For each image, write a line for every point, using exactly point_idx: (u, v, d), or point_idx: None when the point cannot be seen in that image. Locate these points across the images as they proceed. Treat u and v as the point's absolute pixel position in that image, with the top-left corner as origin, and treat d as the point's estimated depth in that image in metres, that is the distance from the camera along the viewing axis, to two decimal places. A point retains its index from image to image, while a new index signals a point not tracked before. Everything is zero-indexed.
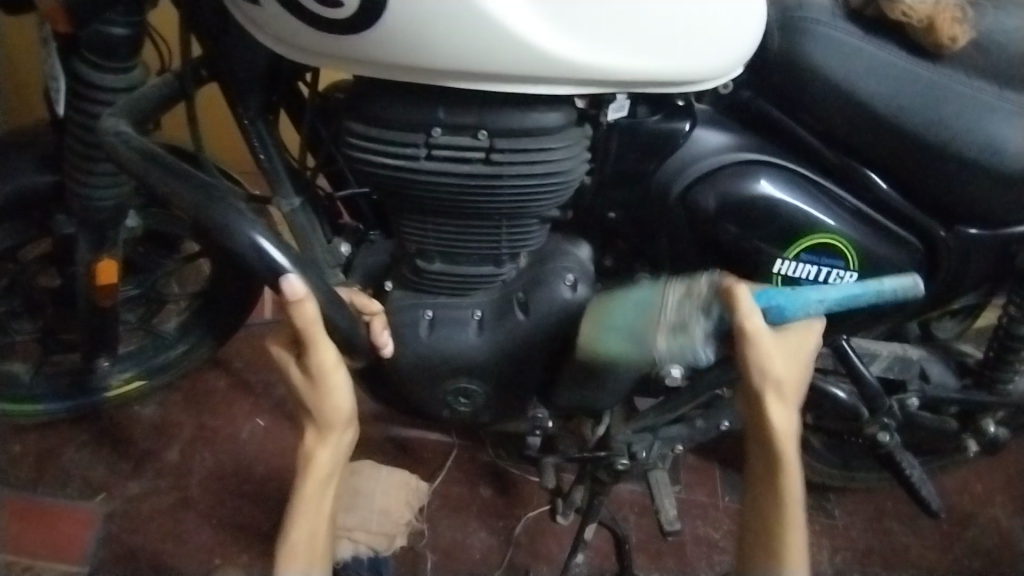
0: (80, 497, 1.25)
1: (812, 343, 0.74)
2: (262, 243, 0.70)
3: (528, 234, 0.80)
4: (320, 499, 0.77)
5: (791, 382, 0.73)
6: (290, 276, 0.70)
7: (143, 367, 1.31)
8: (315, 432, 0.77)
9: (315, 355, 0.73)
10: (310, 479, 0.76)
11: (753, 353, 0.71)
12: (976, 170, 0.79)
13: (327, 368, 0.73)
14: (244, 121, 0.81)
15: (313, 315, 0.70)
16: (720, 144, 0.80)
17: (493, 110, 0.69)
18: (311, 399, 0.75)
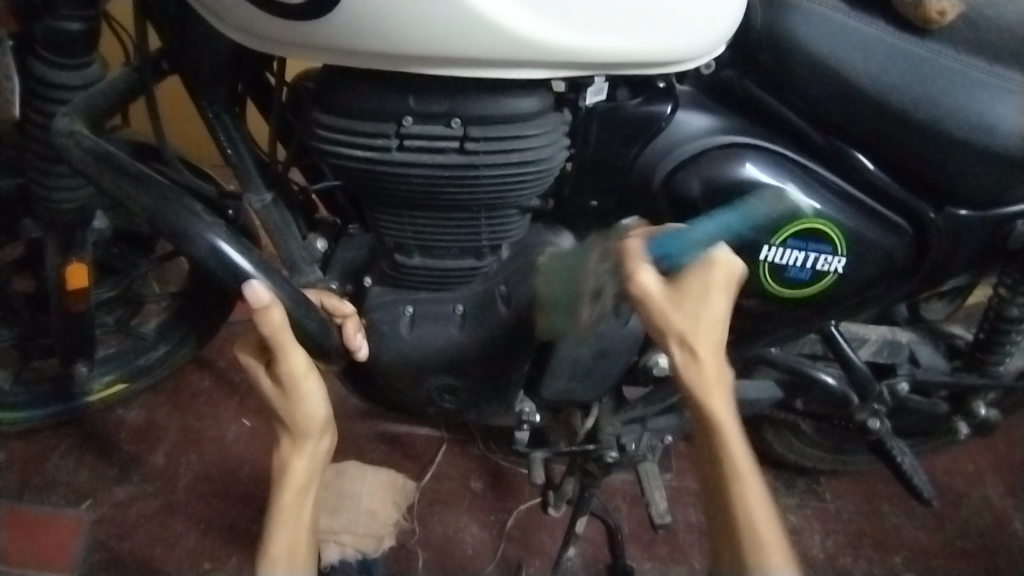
0: (63, 504, 1.22)
1: (717, 275, 0.68)
2: (222, 247, 0.68)
3: (508, 225, 0.77)
4: (298, 511, 0.73)
5: (699, 329, 0.67)
6: (252, 282, 0.67)
7: (123, 370, 1.27)
8: (290, 441, 0.74)
9: (286, 361, 0.70)
10: (287, 489, 0.73)
11: (648, 309, 0.68)
12: (965, 148, 0.78)
13: (298, 375, 0.71)
14: (208, 115, 0.78)
15: (280, 321, 0.68)
16: (703, 127, 0.78)
17: (467, 97, 0.66)
18: (283, 406, 0.73)
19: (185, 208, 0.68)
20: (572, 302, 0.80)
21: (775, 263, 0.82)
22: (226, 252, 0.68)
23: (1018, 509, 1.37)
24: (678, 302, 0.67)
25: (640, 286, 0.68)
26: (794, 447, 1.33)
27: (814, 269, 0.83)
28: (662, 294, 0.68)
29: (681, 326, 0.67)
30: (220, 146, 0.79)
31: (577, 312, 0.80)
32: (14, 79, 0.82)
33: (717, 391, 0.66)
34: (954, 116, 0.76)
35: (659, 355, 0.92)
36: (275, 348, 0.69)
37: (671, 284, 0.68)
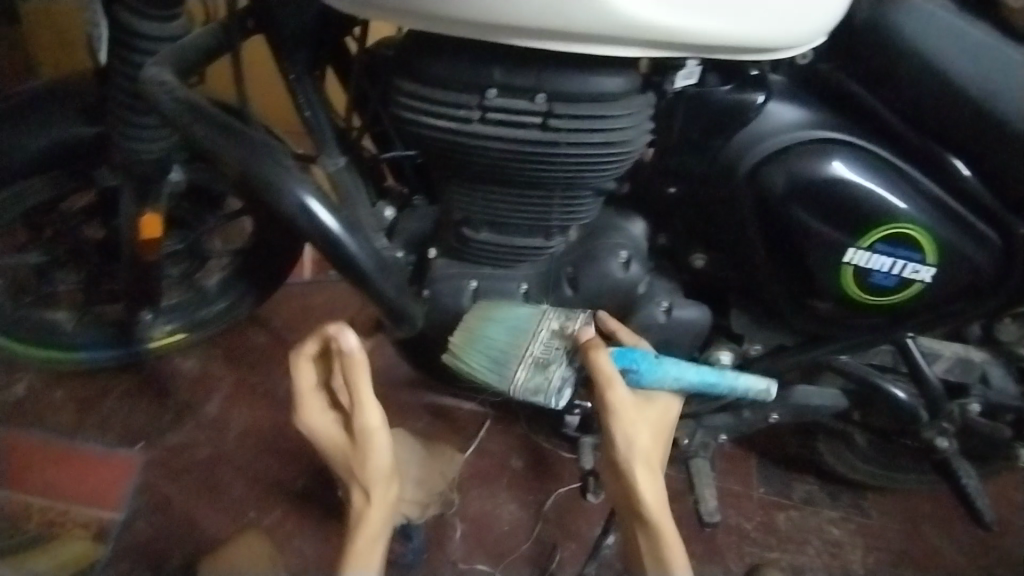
0: (118, 444, 1.27)
1: (670, 413, 0.81)
2: (311, 204, 0.69)
3: (581, 206, 0.75)
4: (370, 549, 0.78)
5: (655, 451, 0.79)
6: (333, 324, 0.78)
7: (185, 321, 1.31)
8: (362, 494, 0.79)
9: (362, 417, 0.78)
10: (362, 533, 0.78)
11: (616, 425, 0.76)
12: None
13: (372, 429, 0.78)
14: (289, 75, 0.77)
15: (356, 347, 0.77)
16: (794, 121, 0.75)
17: (553, 71, 0.64)
18: (355, 459, 0.79)
19: (266, 163, 0.68)
20: (507, 358, 0.78)
21: (860, 268, 0.78)
22: (316, 212, 0.69)
23: None
24: (643, 422, 0.78)
25: (616, 401, 0.76)
26: (843, 458, 1.29)
27: (900, 277, 0.79)
28: (634, 410, 0.77)
29: (645, 447, 0.77)
30: (298, 106, 0.78)
31: (508, 370, 0.78)
32: (102, 27, 0.84)
33: (658, 506, 0.77)
34: None
35: (723, 352, 0.89)
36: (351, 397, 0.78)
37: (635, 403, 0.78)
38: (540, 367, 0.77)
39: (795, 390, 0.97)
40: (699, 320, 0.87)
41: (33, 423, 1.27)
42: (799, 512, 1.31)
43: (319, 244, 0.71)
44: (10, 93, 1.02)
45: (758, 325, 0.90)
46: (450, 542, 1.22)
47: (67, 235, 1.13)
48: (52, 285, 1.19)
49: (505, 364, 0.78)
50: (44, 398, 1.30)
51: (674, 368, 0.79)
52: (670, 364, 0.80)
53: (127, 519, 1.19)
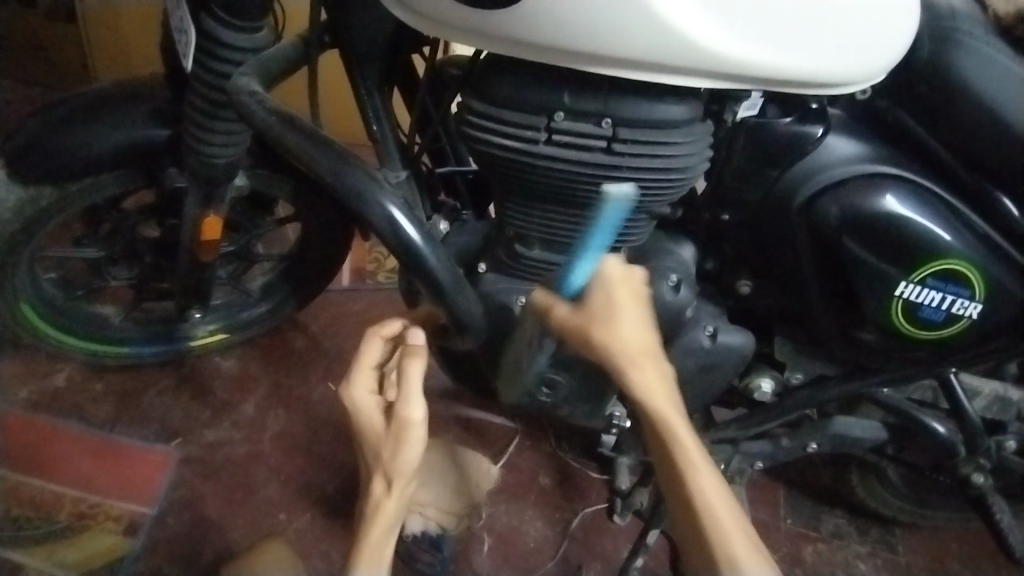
0: (157, 439, 1.30)
1: (632, 282, 0.72)
2: (396, 216, 0.72)
3: (633, 229, 0.77)
4: (382, 542, 0.74)
5: (632, 336, 0.71)
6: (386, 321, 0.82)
7: (227, 321, 1.36)
8: (382, 482, 0.75)
9: (408, 404, 0.75)
10: (376, 526, 0.74)
11: (576, 335, 0.72)
12: None
13: (411, 421, 0.75)
14: (361, 91, 0.81)
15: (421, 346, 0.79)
16: (849, 154, 0.76)
17: (620, 97, 0.66)
18: (387, 447, 0.75)
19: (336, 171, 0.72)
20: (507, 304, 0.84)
21: (910, 301, 0.79)
22: (392, 212, 0.72)
23: None
24: (595, 315, 0.72)
25: (558, 316, 0.73)
26: (875, 494, 1.28)
27: (948, 312, 0.79)
28: (577, 314, 0.72)
29: (615, 337, 0.70)
30: (366, 119, 0.82)
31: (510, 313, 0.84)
32: (188, 31, 0.81)
33: (654, 397, 0.69)
34: None
35: (763, 378, 0.91)
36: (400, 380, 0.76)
37: (582, 307, 0.73)
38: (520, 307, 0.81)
39: (833, 421, 0.96)
40: (743, 347, 0.87)
41: (74, 413, 1.31)
42: (826, 546, 1.30)
43: (396, 253, 0.73)
44: (82, 95, 1.06)
45: (800, 354, 0.91)
46: (476, 554, 1.23)
47: (124, 234, 1.18)
48: (104, 281, 1.23)
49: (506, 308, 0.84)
50: (86, 390, 1.34)
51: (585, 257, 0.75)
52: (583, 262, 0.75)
53: (158, 515, 1.22)
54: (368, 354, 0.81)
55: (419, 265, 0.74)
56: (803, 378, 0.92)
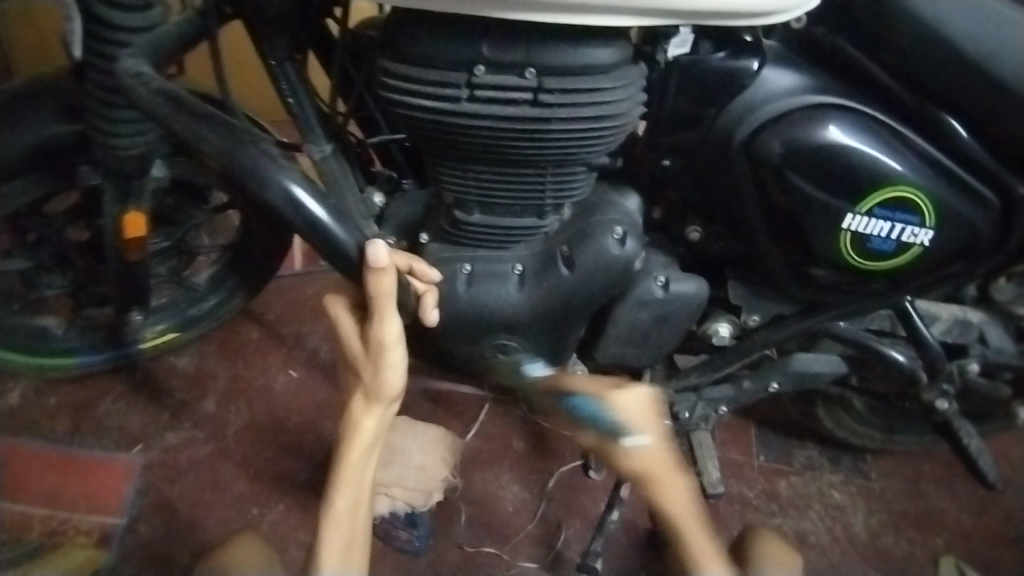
0: (117, 448, 1.25)
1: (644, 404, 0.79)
2: (295, 193, 0.70)
3: (573, 181, 0.75)
4: (363, 467, 0.79)
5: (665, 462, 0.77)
6: (382, 243, 0.70)
7: (176, 319, 1.29)
8: (363, 400, 0.78)
9: (376, 330, 0.74)
10: (356, 447, 0.78)
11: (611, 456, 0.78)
12: None
13: (388, 345, 0.75)
14: (271, 61, 0.76)
15: (387, 288, 0.71)
16: (788, 86, 0.73)
17: (542, 45, 0.63)
18: (368, 368, 0.77)
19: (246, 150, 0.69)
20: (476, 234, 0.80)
21: (858, 233, 0.77)
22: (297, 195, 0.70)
23: None
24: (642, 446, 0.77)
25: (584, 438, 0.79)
26: (842, 424, 1.29)
27: (898, 241, 0.78)
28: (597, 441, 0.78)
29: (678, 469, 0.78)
30: (280, 92, 0.77)
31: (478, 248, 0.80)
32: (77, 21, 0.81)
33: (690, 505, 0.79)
34: None
35: (720, 323, 0.90)
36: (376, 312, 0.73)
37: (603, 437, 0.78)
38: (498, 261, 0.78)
39: (792, 358, 0.96)
40: (697, 294, 0.85)
41: (28, 431, 1.25)
42: (800, 479, 1.31)
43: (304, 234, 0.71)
44: None
45: (756, 297, 0.89)
46: (455, 526, 1.21)
47: (51, 239, 1.11)
48: (39, 292, 1.16)
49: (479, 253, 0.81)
50: (40, 405, 1.28)
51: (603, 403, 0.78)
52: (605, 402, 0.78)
53: (129, 523, 1.18)
54: (391, 289, 0.71)
55: (339, 251, 0.72)
56: (762, 318, 0.90)
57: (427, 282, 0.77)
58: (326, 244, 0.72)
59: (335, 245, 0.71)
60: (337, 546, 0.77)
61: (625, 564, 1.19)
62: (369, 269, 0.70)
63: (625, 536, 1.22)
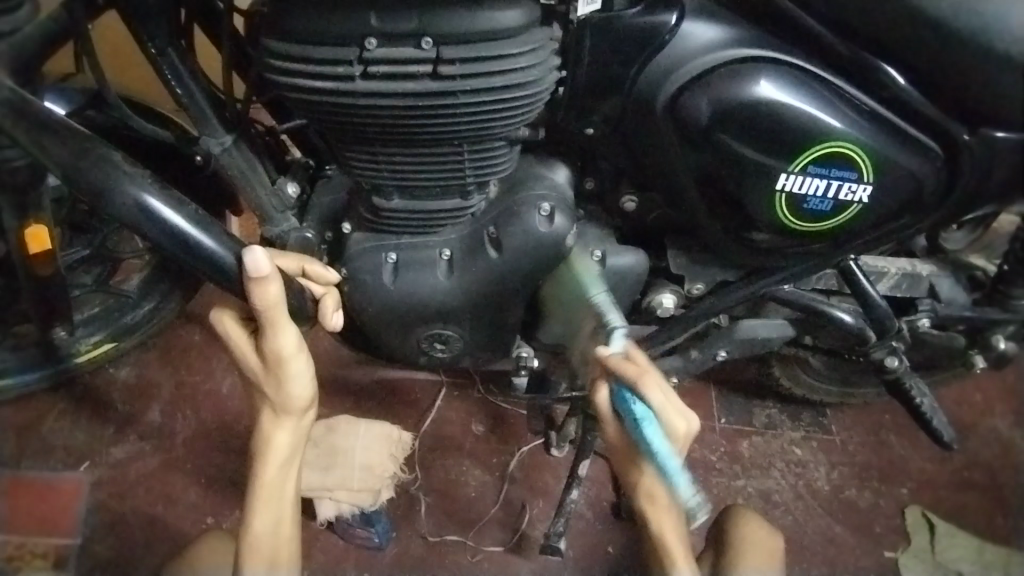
0: (62, 468, 1.17)
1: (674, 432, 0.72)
2: (150, 205, 0.69)
3: (496, 158, 0.71)
4: (281, 481, 0.80)
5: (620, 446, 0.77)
6: (260, 250, 0.68)
7: (111, 329, 1.19)
8: (272, 413, 0.79)
9: (274, 343, 0.74)
10: (270, 459, 0.79)
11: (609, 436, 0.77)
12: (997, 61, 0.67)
13: (286, 356, 0.75)
14: (150, 49, 0.71)
15: (275, 297, 0.70)
16: (710, 40, 0.69)
17: (434, 13, 0.61)
18: (270, 384, 0.77)
19: (107, 164, 0.68)
20: (394, 221, 0.76)
21: (793, 193, 0.74)
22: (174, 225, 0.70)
23: None
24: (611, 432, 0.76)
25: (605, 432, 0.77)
26: (800, 381, 1.28)
27: (836, 200, 0.75)
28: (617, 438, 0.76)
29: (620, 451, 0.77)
30: (169, 86, 0.72)
31: (399, 232, 0.77)
32: None
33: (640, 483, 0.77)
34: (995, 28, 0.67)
35: (663, 294, 0.86)
36: (267, 325, 0.72)
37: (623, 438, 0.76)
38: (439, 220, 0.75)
39: (738, 325, 0.93)
40: (635, 266, 0.82)
41: None
42: (762, 438, 1.30)
43: (176, 248, 0.71)
44: None
45: (696, 264, 0.85)
46: (418, 516, 1.17)
47: None
48: None
49: (399, 236, 0.77)
50: None
51: (660, 435, 0.71)
52: (657, 433, 0.71)
53: (83, 543, 1.11)
54: (277, 298, 0.70)
55: (223, 271, 0.72)
56: (705, 287, 0.87)
57: (327, 282, 0.75)
58: (210, 265, 0.71)
59: (220, 267, 0.72)
60: (263, 565, 0.76)
61: (591, 540, 1.17)
62: (251, 280, 0.68)
63: (590, 512, 1.19)
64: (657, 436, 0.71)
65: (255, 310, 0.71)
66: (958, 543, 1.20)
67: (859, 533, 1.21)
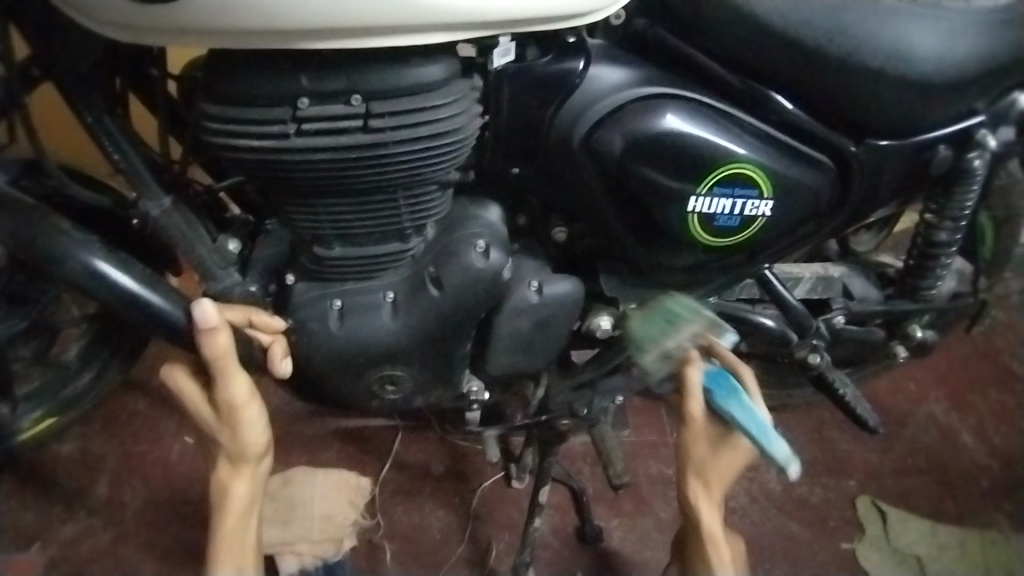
0: (11, 549, 1.14)
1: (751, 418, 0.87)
2: (99, 267, 0.71)
3: (429, 202, 0.75)
4: (242, 529, 0.82)
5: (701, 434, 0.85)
6: (208, 302, 0.72)
7: (52, 403, 1.16)
8: (229, 464, 0.82)
9: (227, 392, 0.77)
10: (229, 510, 0.82)
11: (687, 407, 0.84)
12: (866, 76, 0.76)
13: (239, 404, 0.78)
14: (87, 120, 0.72)
15: (224, 345, 0.74)
16: (616, 80, 0.75)
17: (361, 71, 0.65)
18: (224, 434, 0.81)
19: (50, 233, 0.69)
20: (337, 268, 0.78)
21: (703, 214, 0.81)
22: (126, 287, 0.72)
23: (964, 423, 1.43)
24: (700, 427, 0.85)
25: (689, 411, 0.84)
26: None
27: (742, 216, 0.82)
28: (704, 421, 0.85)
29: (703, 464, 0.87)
30: (106, 153, 0.74)
31: (342, 280, 0.80)
32: None
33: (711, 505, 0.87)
34: (865, 48, 0.76)
35: (601, 316, 0.91)
36: (219, 375, 0.76)
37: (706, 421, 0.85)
38: (405, 256, 0.79)
39: None
40: (571, 293, 0.86)
41: None
42: None
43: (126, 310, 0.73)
44: None
45: (627, 286, 0.90)
46: (383, 564, 1.18)
47: None
48: None
49: (342, 281, 0.80)
50: None
51: (751, 403, 0.84)
52: (745, 399, 0.84)
53: None
54: (227, 346, 0.74)
55: (172, 327, 0.74)
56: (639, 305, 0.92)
57: (273, 331, 0.78)
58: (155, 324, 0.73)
59: (169, 324, 0.74)
60: None
61: (559, 567, 1.19)
62: (200, 331, 0.72)
63: (556, 540, 1.22)
64: (744, 405, 0.84)
65: (207, 360, 0.74)
66: (910, 527, 1.26)
67: (815, 529, 1.27)
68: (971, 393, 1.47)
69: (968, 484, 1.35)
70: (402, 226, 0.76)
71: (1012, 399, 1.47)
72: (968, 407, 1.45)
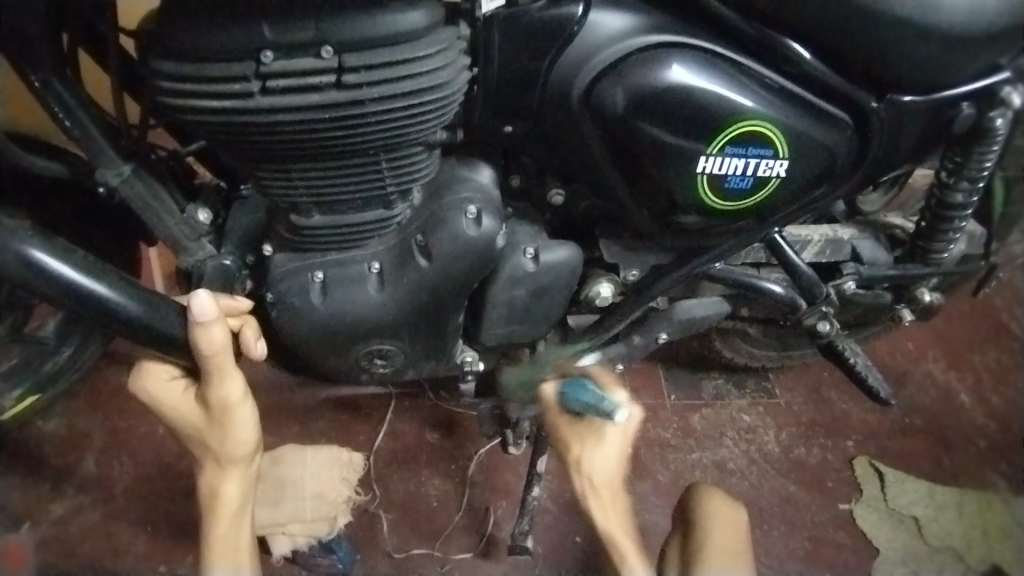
0: (1, 531, 1.10)
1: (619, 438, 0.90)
2: (35, 256, 0.65)
3: (414, 164, 0.69)
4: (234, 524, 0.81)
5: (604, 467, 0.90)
6: (206, 295, 0.69)
7: (32, 381, 1.10)
8: (218, 465, 0.80)
9: (222, 391, 0.74)
10: (222, 508, 0.80)
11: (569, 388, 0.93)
12: (887, 23, 0.70)
13: (234, 403, 0.75)
14: (34, 82, 0.66)
15: (219, 341, 0.70)
16: (619, 28, 0.68)
17: (332, 19, 0.59)
18: (214, 435, 0.78)
19: None
20: (314, 236, 0.73)
21: (714, 174, 0.75)
22: (75, 282, 0.67)
23: (962, 382, 1.39)
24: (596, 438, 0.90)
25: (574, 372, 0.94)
26: (742, 350, 1.30)
27: (755, 176, 0.76)
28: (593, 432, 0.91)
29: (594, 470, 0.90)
30: (57, 118, 0.67)
31: (323, 250, 0.75)
32: None
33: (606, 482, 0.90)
34: None
35: (600, 284, 0.86)
36: (214, 372, 0.73)
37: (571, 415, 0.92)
38: (390, 224, 0.74)
39: (677, 306, 0.92)
40: (570, 259, 0.81)
41: None
42: (712, 410, 1.32)
43: (80, 299, 0.67)
44: None
45: (629, 251, 0.85)
46: (380, 535, 1.14)
47: None
48: None
49: (323, 250, 0.75)
50: None
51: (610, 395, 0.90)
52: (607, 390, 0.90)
53: None
54: (224, 342, 0.71)
55: (126, 319, 0.70)
56: (640, 272, 0.87)
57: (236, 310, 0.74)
58: (116, 312, 0.69)
59: (128, 319, 0.70)
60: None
61: (559, 532, 1.16)
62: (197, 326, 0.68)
63: (555, 505, 1.19)
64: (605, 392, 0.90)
65: (202, 355, 0.71)
66: (908, 488, 1.24)
67: (816, 491, 1.24)
68: (969, 352, 1.44)
69: (966, 445, 1.32)
70: (384, 190, 0.70)
71: (1010, 359, 1.44)
72: (965, 367, 1.42)
